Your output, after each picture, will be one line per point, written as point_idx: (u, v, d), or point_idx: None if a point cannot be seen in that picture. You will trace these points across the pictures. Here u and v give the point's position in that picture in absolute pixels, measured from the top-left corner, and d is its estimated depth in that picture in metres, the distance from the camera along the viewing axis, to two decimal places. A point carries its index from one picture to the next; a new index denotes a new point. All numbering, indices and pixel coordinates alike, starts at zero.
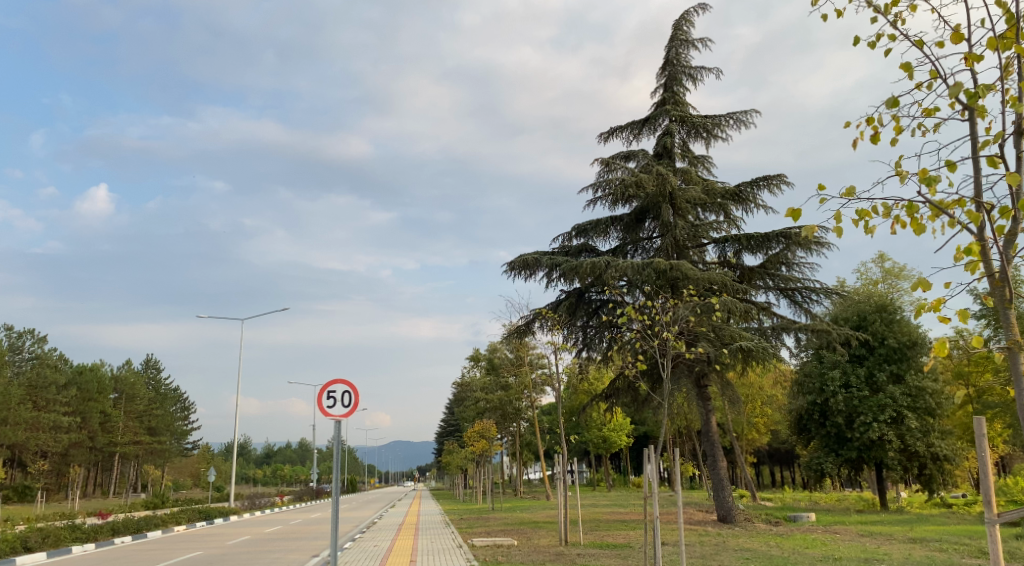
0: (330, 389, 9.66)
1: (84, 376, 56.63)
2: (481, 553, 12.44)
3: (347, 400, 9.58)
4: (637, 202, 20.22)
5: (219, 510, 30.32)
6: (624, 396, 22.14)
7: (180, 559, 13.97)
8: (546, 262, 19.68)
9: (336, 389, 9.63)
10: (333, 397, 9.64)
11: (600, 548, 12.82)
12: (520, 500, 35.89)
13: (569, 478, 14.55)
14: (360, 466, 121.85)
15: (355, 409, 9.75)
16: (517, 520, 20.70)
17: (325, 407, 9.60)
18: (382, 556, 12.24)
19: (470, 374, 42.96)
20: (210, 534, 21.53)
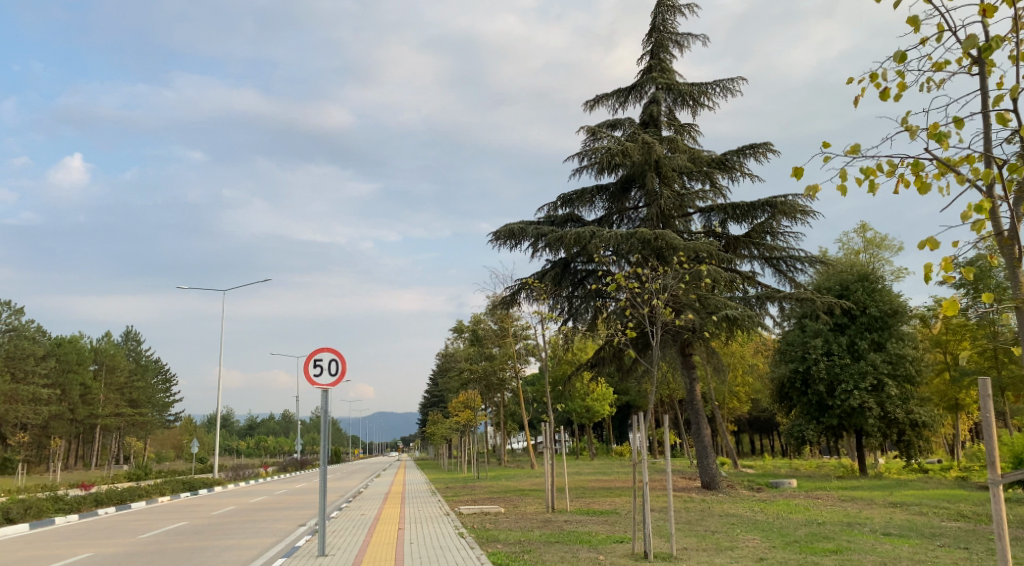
0: (317, 357, 9.36)
1: (62, 347, 55.97)
2: (469, 521, 12.44)
3: (336, 367, 9.25)
4: (623, 171, 19.96)
5: (203, 482, 30.26)
6: (609, 365, 22.13)
7: (164, 530, 13.86)
8: (532, 232, 19.47)
9: (324, 356, 9.31)
10: (320, 365, 9.32)
11: (587, 515, 12.87)
12: (506, 469, 36.14)
13: (555, 447, 14.54)
14: (344, 437, 122.28)
15: (343, 378, 9.45)
16: (503, 488, 20.78)
17: (312, 375, 9.23)
18: (370, 525, 12.13)
19: (454, 345, 42.97)
20: (194, 505, 21.46)
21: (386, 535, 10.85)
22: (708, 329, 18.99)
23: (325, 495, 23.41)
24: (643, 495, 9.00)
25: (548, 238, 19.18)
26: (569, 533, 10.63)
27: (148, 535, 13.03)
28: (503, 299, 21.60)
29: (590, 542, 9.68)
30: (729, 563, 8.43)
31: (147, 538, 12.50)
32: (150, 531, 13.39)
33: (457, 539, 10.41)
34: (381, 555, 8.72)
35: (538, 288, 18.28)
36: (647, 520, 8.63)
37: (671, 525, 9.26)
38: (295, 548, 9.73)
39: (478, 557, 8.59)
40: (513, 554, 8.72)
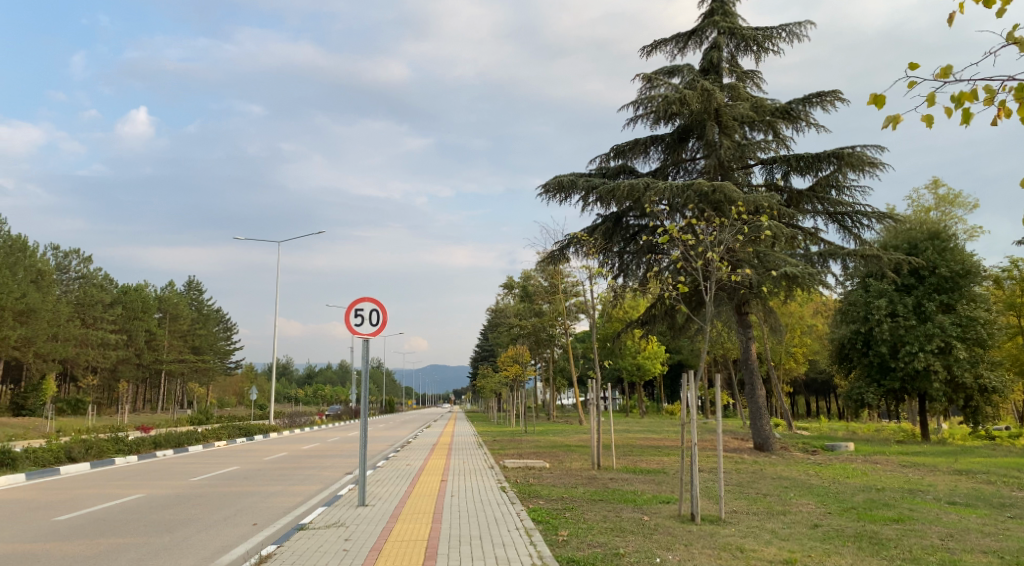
0: (358, 307, 9.13)
1: (128, 295, 58.36)
2: (512, 475, 12.30)
3: (377, 317, 9.02)
4: (680, 120, 19.00)
5: (260, 428, 31.29)
6: (660, 322, 21.55)
7: (215, 473, 14.23)
8: (583, 184, 18.83)
9: (365, 307, 9.09)
10: (361, 315, 9.11)
11: (633, 473, 12.59)
12: (554, 424, 36.24)
13: (602, 403, 14.21)
14: (397, 388, 125.04)
15: (383, 329, 9.18)
16: (549, 443, 20.69)
17: (352, 325, 9.02)
18: (413, 476, 12.08)
19: (504, 301, 42.88)
20: (249, 450, 22.13)
21: (427, 487, 10.76)
22: (766, 288, 18.20)
23: (374, 444, 23.82)
24: (692, 456, 8.60)
25: (599, 191, 18.52)
26: (613, 491, 10.35)
27: (199, 478, 13.38)
28: (552, 255, 21.12)
29: (635, 501, 9.36)
30: (781, 528, 7.99)
31: (198, 481, 12.85)
32: (201, 474, 13.73)
33: (498, 493, 10.24)
34: (420, 508, 8.59)
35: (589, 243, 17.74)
36: (697, 482, 8.23)
37: (723, 489, 8.83)
38: (337, 497, 9.72)
39: (517, 512, 8.36)
40: (554, 511, 8.46)
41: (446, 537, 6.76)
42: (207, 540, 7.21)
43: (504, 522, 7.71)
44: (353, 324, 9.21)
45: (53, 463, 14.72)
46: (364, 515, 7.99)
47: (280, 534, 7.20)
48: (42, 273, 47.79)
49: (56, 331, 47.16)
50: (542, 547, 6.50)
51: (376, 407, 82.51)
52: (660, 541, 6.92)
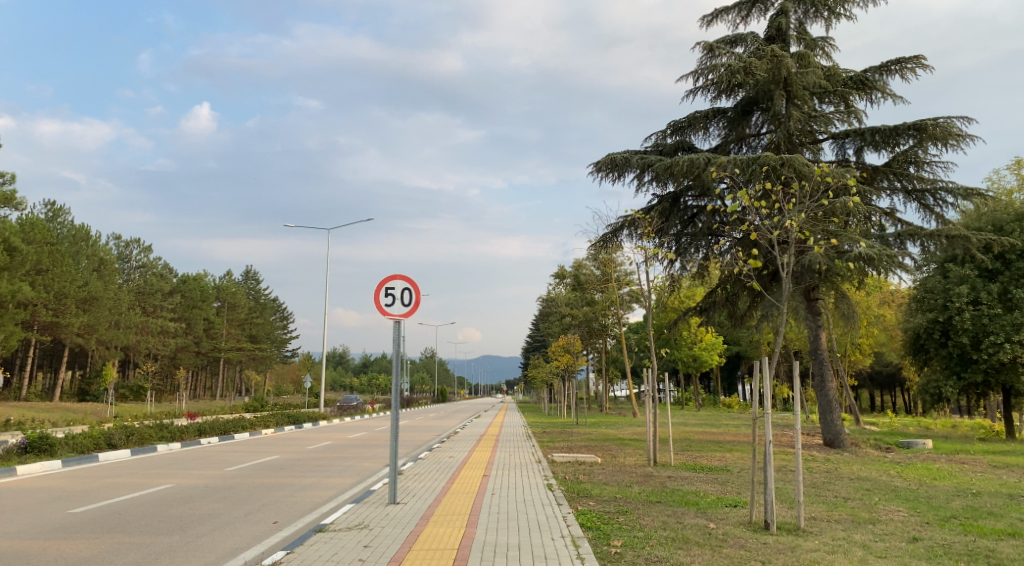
0: (389, 285, 8.31)
1: (187, 284, 59.76)
2: (561, 471, 11.32)
3: (411, 296, 8.35)
4: (744, 92, 17.56)
5: (310, 416, 31.30)
6: (721, 310, 20.08)
7: (252, 463, 13.77)
8: (638, 162, 17.56)
9: (397, 284, 8.34)
10: (392, 295, 8.29)
11: (693, 471, 11.49)
12: (606, 416, 35.18)
13: (658, 395, 13.11)
14: (450, 377, 125.33)
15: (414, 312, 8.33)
16: (601, 436, 19.68)
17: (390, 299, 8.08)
18: (453, 470, 11.25)
19: (555, 290, 41.95)
20: (296, 438, 21.90)
21: (469, 483, 9.91)
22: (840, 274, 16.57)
23: (422, 434, 23.29)
24: (766, 456, 7.47)
25: (656, 168, 17.19)
26: (672, 492, 9.31)
27: (233, 468, 12.92)
28: (604, 237, 19.85)
29: (698, 505, 8.30)
30: (873, 542, 6.81)
31: (233, 471, 12.38)
32: (237, 464, 13.26)
33: (545, 491, 9.36)
34: (456, 508, 7.74)
35: (649, 223, 16.35)
36: (772, 488, 7.12)
37: (802, 493, 7.68)
38: (369, 493, 8.98)
39: (564, 517, 7.44)
40: (606, 516, 7.50)
41: (479, 546, 5.85)
42: (218, 541, 6.53)
43: (549, 528, 6.79)
44: (382, 305, 8.27)
45: (92, 450, 14.57)
46: (393, 516, 7.19)
47: (297, 537, 6.44)
48: (104, 262, 49.20)
49: (117, 318, 48.62)
50: (592, 562, 5.54)
51: (428, 396, 82.76)
52: (732, 557, 5.86)
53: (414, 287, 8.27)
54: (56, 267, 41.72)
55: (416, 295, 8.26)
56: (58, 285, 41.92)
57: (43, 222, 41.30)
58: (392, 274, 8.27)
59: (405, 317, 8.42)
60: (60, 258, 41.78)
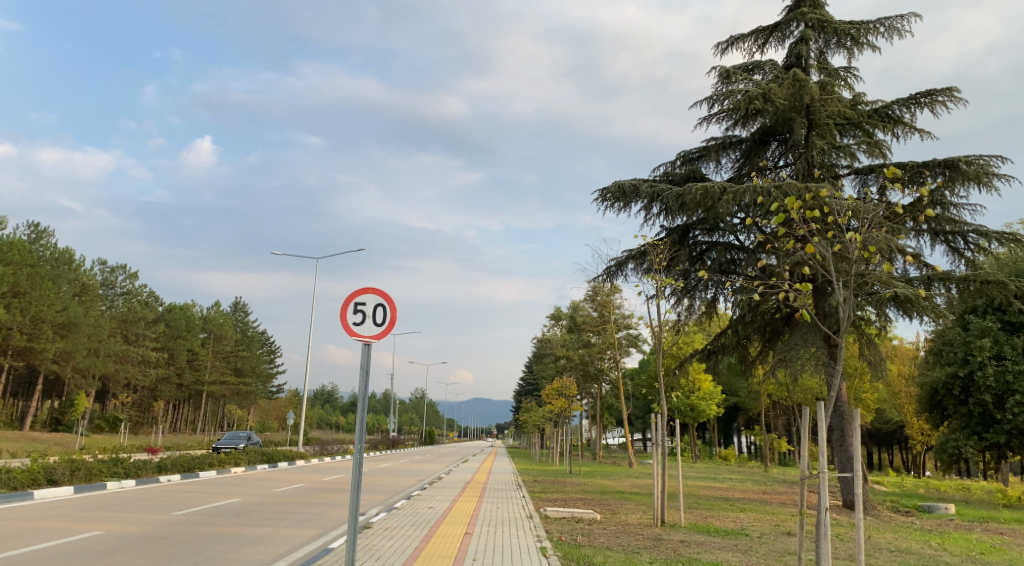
0: (361, 301, 6.88)
1: (173, 313, 58.14)
2: (556, 529, 9.73)
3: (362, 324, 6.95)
4: (761, 121, 16.50)
5: (287, 454, 29.40)
6: (731, 354, 18.48)
7: (206, 507, 12.12)
8: (647, 191, 16.33)
9: (368, 301, 6.97)
10: (362, 312, 6.90)
11: (708, 535, 9.97)
12: (600, 466, 33.44)
13: (668, 444, 11.50)
14: (439, 419, 122.53)
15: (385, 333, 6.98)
16: (598, 488, 18.01)
17: (375, 308, 6.89)
18: (430, 524, 9.68)
19: (551, 331, 40.50)
20: (267, 479, 20.21)
21: (449, 545, 8.28)
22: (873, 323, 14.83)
23: (405, 478, 21.57)
24: (821, 523, 6.67)
25: (667, 197, 15.87)
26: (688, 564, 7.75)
27: (180, 513, 11.29)
28: (606, 271, 18.29)
29: None
30: None
31: (179, 516, 10.76)
32: (186, 508, 11.63)
33: (538, 558, 7.75)
34: None
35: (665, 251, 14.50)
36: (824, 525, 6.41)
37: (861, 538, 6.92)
38: (322, 558, 7.36)
39: None
40: None
41: None
42: None
43: None
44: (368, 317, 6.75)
45: (28, 486, 12.93)
46: None
47: None
48: (86, 288, 47.90)
49: (96, 346, 46.92)
50: None
51: (415, 437, 80.53)
52: None
53: (389, 305, 6.95)
54: (35, 289, 40.17)
55: (390, 315, 6.92)
56: (35, 308, 40.28)
57: (23, 243, 39.88)
58: (364, 287, 6.93)
59: (376, 341, 7.02)
60: (39, 280, 40.31)
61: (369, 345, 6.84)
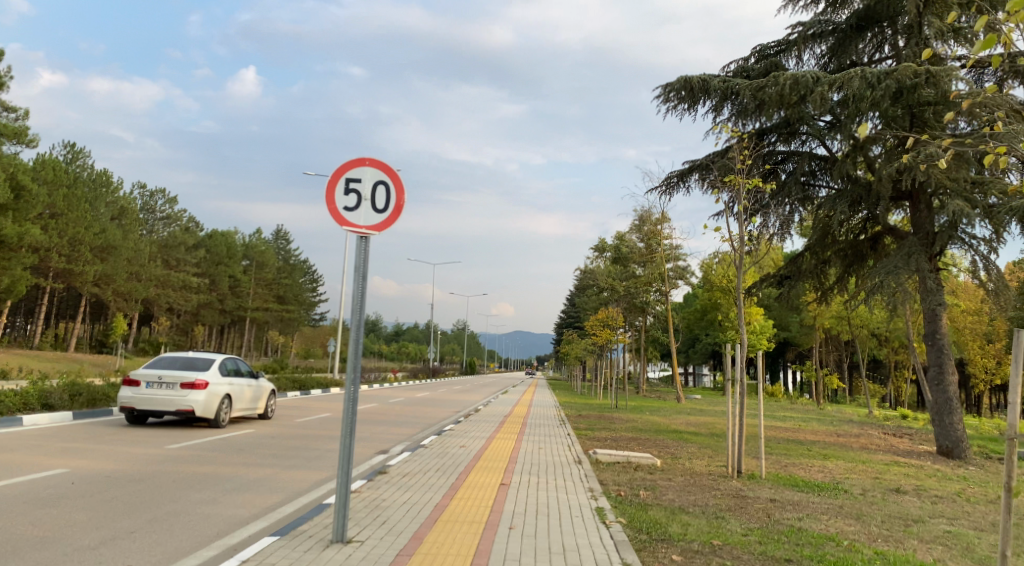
0: (350, 178, 4.91)
1: (213, 239, 57.75)
2: (611, 481, 7.89)
3: (358, 203, 4.87)
4: (860, 1, 13.61)
5: (320, 382, 28.39)
6: (808, 281, 15.80)
7: (207, 439, 10.77)
8: (718, 85, 13.66)
9: (364, 177, 4.91)
10: (354, 193, 4.88)
11: (798, 490, 8.01)
12: (647, 400, 31.65)
13: (749, 377, 9.36)
14: (480, 350, 122.32)
15: (391, 219, 4.87)
16: (650, 426, 16.19)
17: (369, 200, 4.87)
18: (459, 470, 7.92)
19: (595, 263, 38.44)
20: (294, 407, 19.10)
21: (477, 502, 6.42)
22: (993, 242, 11.98)
23: (439, 410, 20.14)
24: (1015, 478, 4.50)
25: (743, 93, 13.21)
26: (793, 537, 5.78)
27: (171, 445, 9.90)
28: (666, 182, 15.93)
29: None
30: None
31: (169, 451, 9.35)
32: (184, 441, 10.26)
33: (595, 526, 5.80)
34: None
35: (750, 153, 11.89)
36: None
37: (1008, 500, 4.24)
38: (309, 518, 5.60)
39: None
40: None
41: None
42: None
43: None
44: (366, 199, 4.88)
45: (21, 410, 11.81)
46: None
47: None
48: (125, 212, 47.65)
49: (137, 270, 46.81)
50: None
51: (456, 368, 80.00)
52: None
53: (392, 183, 4.88)
54: (71, 211, 39.55)
55: (396, 197, 4.85)
56: (72, 230, 39.70)
57: (58, 163, 39.04)
58: (359, 158, 4.88)
59: (375, 236, 4.87)
60: (76, 202, 39.69)
61: (365, 240, 4.83)
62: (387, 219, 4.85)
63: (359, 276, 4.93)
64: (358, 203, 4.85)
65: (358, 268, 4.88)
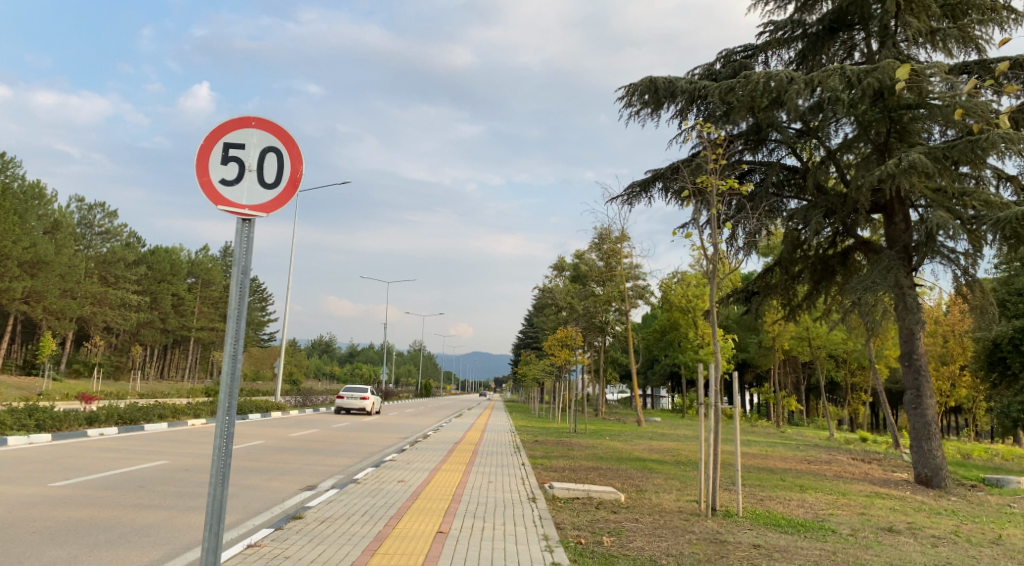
0: (230, 142, 3.73)
1: (156, 255, 55.06)
2: (570, 523, 6.83)
3: (243, 176, 3.70)
4: (831, 2, 13.03)
5: (260, 405, 26.57)
6: (776, 297, 15.10)
7: (109, 473, 9.35)
8: (685, 87, 12.93)
9: (246, 140, 3.75)
10: (235, 162, 3.72)
11: (781, 531, 7.06)
12: (605, 424, 30.66)
13: (723, 402, 8.35)
14: (436, 371, 120.20)
15: (286, 193, 3.72)
16: (610, 452, 15.15)
17: (257, 171, 3.72)
18: (392, 514, 6.71)
19: (553, 282, 37.51)
20: (226, 433, 17.51)
21: (403, 558, 5.20)
22: (974, 255, 11.31)
23: (385, 435, 18.77)
24: None
25: (712, 96, 12.48)
26: None
27: (60, 481, 8.46)
28: (629, 192, 15.09)
29: None
30: None
31: (54, 491, 7.93)
32: (79, 477, 8.83)
33: None
34: None
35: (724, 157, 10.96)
36: None
37: None
38: None
39: None
40: None
41: None
42: None
43: None
44: (250, 167, 3.71)
45: None
46: None
47: None
48: (59, 226, 44.99)
49: (71, 286, 44.09)
50: None
51: (410, 389, 78.03)
52: None
53: (287, 150, 3.76)
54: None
55: (291, 169, 3.76)
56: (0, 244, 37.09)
57: None
58: (243, 119, 3.76)
59: (261, 217, 3.69)
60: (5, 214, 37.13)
61: (247, 226, 3.66)
62: (282, 194, 3.71)
63: (239, 312, 3.67)
64: (239, 175, 3.70)
65: (233, 331, 3.61)
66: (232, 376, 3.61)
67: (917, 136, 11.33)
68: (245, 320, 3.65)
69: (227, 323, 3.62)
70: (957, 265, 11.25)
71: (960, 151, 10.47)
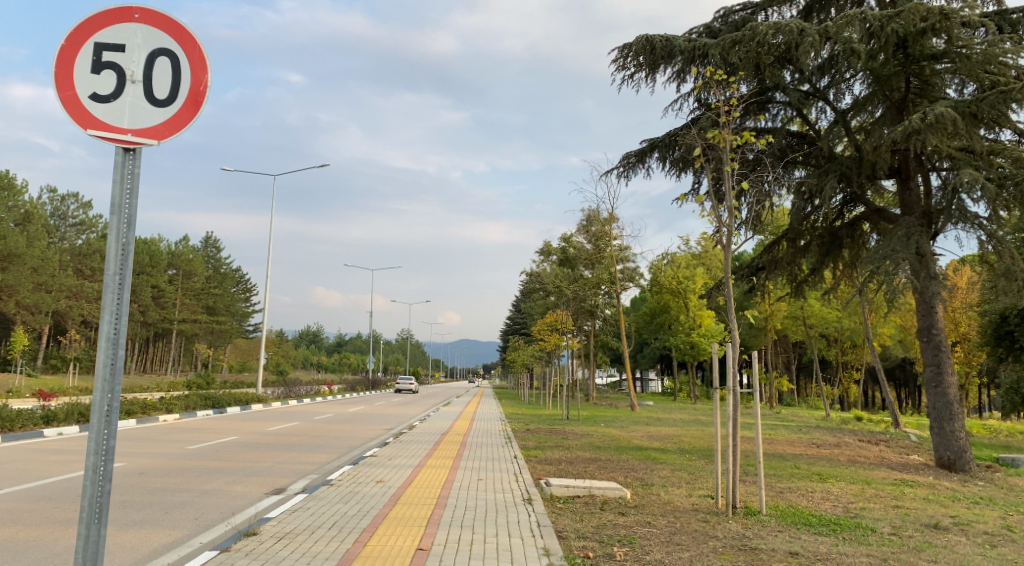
0: (103, 43, 2.71)
1: (134, 247, 53.44)
2: (571, 530, 5.89)
3: (123, 88, 2.70)
4: None
5: (239, 398, 25.34)
6: (782, 272, 14.14)
7: (49, 480, 8.31)
8: (684, 45, 11.90)
9: (129, 39, 2.73)
10: (111, 68, 2.71)
11: (813, 532, 6.15)
12: (598, 409, 29.75)
13: (738, 386, 7.39)
14: (425, 359, 118.93)
15: (185, 116, 2.74)
16: (607, 441, 14.24)
17: (144, 82, 2.72)
18: (365, 527, 5.69)
19: (542, 265, 36.45)
20: (197, 428, 16.43)
21: None
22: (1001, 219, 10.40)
23: (368, 428, 17.69)
24: None
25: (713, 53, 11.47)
26: None
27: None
28: (625, 163, 14.09)
29: None
30: None
31: None
32: (12, 487, 7.78)
33: None
34: None
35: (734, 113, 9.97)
36: None
37: None
38: None
39: None
40: None
41: None
42: None
43: None
44: (133, 80, 2.71)
45: None
46: None
47: None
48: (30, 217, 43.28)
49: (43, 279, 42.51)
50: None
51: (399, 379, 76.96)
52: None
53: (185, 56, 2.75)
54: None
55: (193, 81, 2.77)
56: None
57: None
58: (123, 11, 2.74)
59: (153, 148, 2.72)
60: None
61: (130, 159, 2.69)
62: (180, 117, 2.74)
63: (124, 281, 2.70)
64: (117, 86, 2.69)
65: (112, 305, 2.62)
66: (113, 370, 2.63)
67: (940, 90, 10.41)
68: (131, 292, 2.66)
69: (104, 296, 2.63)
70: (983, 230, 10.35)
71: (989, 104, 9.56)
